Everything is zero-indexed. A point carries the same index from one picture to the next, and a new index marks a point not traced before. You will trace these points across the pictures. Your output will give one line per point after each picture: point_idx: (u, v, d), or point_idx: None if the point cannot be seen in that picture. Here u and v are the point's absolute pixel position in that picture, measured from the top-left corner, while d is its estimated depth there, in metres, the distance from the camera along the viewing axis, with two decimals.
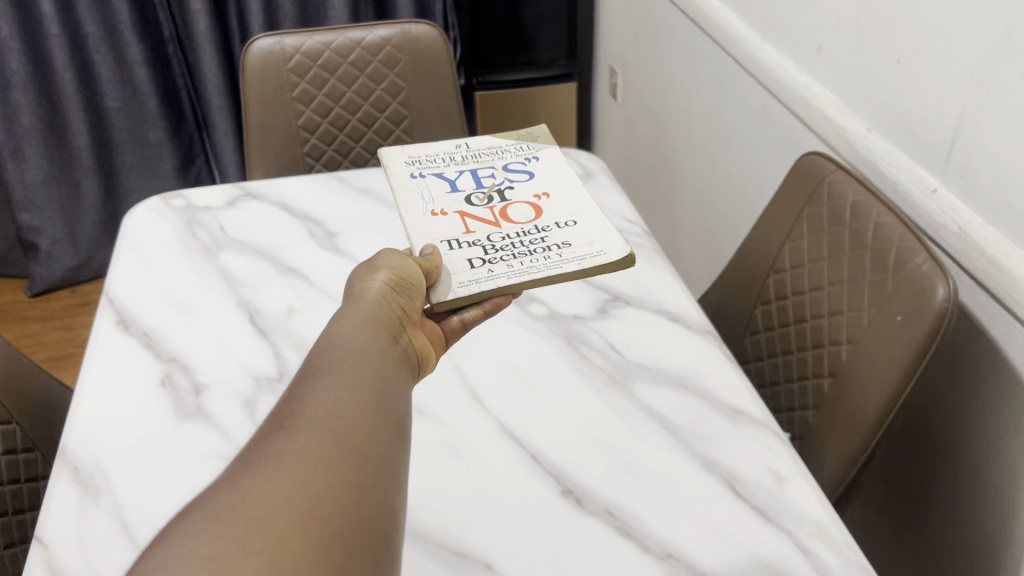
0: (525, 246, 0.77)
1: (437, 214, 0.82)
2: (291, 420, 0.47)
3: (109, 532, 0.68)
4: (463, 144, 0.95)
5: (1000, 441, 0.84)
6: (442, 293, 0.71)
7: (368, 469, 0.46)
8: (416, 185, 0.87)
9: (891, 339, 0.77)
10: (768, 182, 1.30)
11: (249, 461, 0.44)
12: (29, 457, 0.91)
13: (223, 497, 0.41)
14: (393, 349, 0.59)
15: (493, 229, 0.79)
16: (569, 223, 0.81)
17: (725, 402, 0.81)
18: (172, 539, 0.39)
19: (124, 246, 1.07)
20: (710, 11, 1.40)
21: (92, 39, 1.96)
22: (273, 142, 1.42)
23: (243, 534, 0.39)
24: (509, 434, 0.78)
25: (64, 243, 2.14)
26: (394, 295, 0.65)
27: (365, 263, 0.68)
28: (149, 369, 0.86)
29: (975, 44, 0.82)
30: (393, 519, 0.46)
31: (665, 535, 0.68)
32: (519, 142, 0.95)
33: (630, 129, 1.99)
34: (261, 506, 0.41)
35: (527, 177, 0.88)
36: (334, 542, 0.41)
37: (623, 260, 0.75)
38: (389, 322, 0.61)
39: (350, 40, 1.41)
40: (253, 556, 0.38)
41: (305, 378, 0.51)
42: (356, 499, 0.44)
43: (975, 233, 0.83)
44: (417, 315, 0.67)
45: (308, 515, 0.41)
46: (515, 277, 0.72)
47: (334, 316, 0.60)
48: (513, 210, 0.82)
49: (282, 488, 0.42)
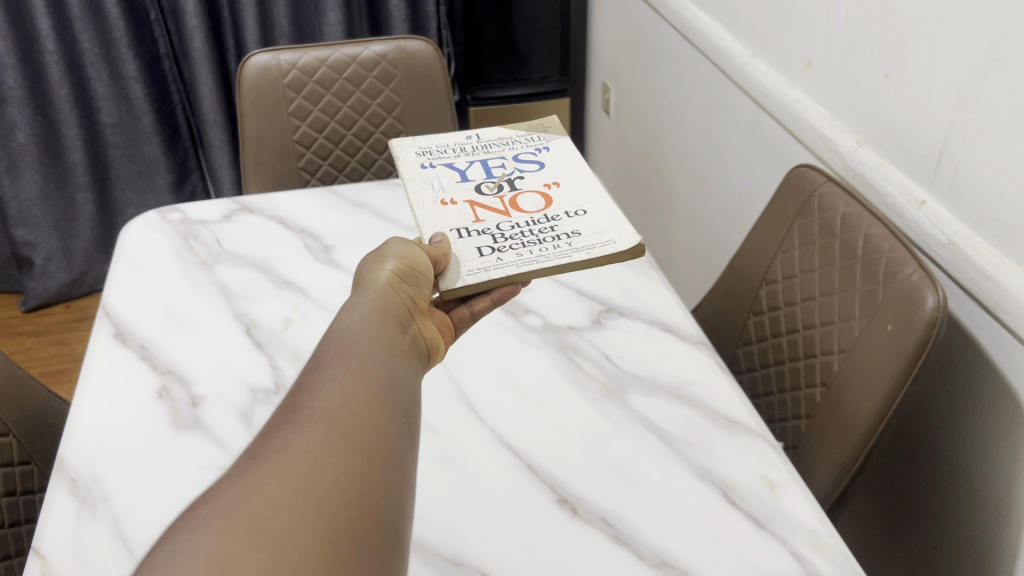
0: (535, 235, 0.78)
1: (447, 204, 0.83)
2: (297, 413, 0.48)
3: (106, 542, 0.68)
4: (474, 135, 0.96)
5: (990, 449, 0.85)
6: (451, 281, 0.72)
7: (376, 460, 0.46)
8: (426, 175, 0.87)
9: (883, 348, 0.77)
10: (758, 196, 1.31)
11: (257, 456, 0.45)
12: (24, 469, 0.91)
13: (231, 492, 0.42)
14: (401, 340, 0.59)
15: (502, 218, 0.81)
16: (579, 212, 0.82)
17: (718, 411, 0.82)
18: (180, 536, 0.40)
19: (121, 259, 1.07)
20: (701, 27, 1.41)
21: (89, 56, 1.97)
22: (269, 157, 1.43)
23: (249, 530, 0.40)
24: (504, 443, 0.78)
25: (58, 259, 2.14)
26: (402, 286, 0.66)
27: (374, 253, 0.69)
28: (146, 381, 0.86)
29: (961, 58, 0.84)
30: (403, 510, 0.46)
31: (660, 543, 0.68)
32: (529, 133, 0.96)
33: (622, 143, 2.01)
34: (267, 501, 0.41)
35: (537, 167, 0.89)
36: (342, 534, 0.41)
37: (633, 249, 0.76)
38: (396, 313, 0.62)
39: (346, 56, 1.42)
40: (259, 550, 0.39)
41: (313, 370, 0.52)
42: (364, 491, 0.44)
43: (962, 243, 0.85)
44: (424, 304, 0.68)
45: (314, 509, 0.42)
46: (524, 266, 0.73)
47: (342, 307, 0.60)
48: (524, 199, 0.83)
49: (288, 482, 0.43)
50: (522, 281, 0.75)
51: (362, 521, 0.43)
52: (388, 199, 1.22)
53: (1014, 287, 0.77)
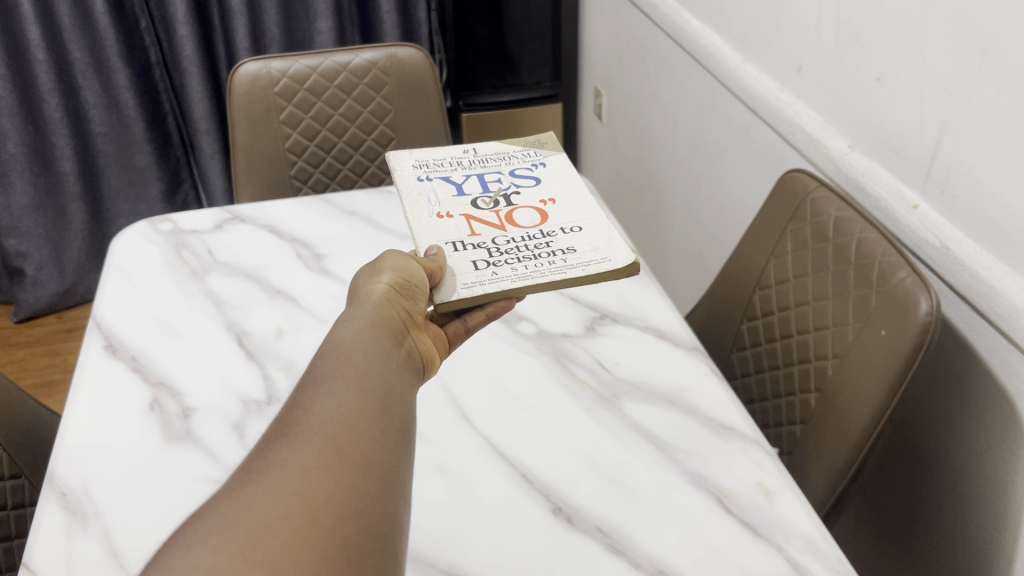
0: (530, 250, 0.78)
1: (443, 217, 0.82)
2: (292, 427, 0.47)
3: (97, 557, 0.68)
4: (470, 149, 0.96)
5: (983, 451, 0.85)
6: (446, 294, 0.72)
7: (372, 475, 0.46)
8: (422, 188, 0.87)
9: (876, 354, 0.77)
10: (750, 200, 1.31)
11: (253, 471, 0.44)
12: (15, 483, 0.91)
13: (227, 507, 0.41)
14: (397, 353, 0.59)
15: (498, 233, 0.80)
16: (575, 229, 0.81)
17: (712, 418, 0.82)
18: (176, 552, 0.39)
19: (111, 269, 1.07)
20: (692, 32, 1.41)
21: (79, 65, 1.96)
22: (260, 166, 1.42)
23: (245, 546, 0.39)
24: (498, 453, 0.78)
25: (50, 268, 2.13)
26: (398, 299, 0.66)
27: (369, 266, 0.69)
28: (137, 393, 0.86)
29: (951, 61, 0.84)
30: (399, 526, 0.46)
31: (655, 551, 0.68)
32: (526, 149, 0.96)
33: (615, 149, 2.01)
34: (262, 517, 0.41)
35: (533, 183, 0.89)
36: (338, 552, 0.41)
37: (628, 267, 0.75)
38: (392, 326, 0.61)
39: (336, 64, 1.42)
40: (256, 566, 0.38)
41: (308, 384, 0.52)
42: (360, 506, 0.44)
43: (955, 246, 0.85)
44: (420, 316, 0.68)
45: (309, 525, 0.41)
46: (519, 281, 0.73)
47: (338, 319, 0.60)
48: (519, 215, 0.83)
49: (284, 497, 0.42)
50: (517, 296, 0.74)
51: (360, 538, 0.42)
52: (380, 207, 1.22)
53: (1007, 291, 0.77)
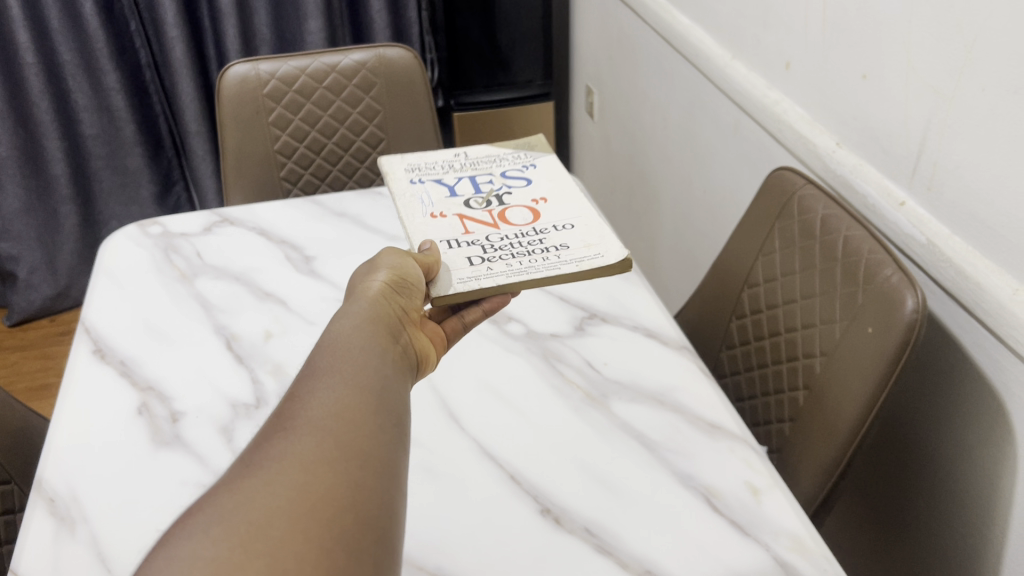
0: (524, 247, 0.78)
1: (437, 217, 0.82)
2: (291, 422, 0.47)
3: (84, 563, 0.68)
4: (461, 151, 0.96)
5: (970, 447, 0.86)
6: (441, 289, 0.72)
7: (368, 467, 0.46)
8: (416, 190, 0.87)
9: (863, 352, 0.77)
10: (740, 197, 1.31)
11: (252, 464, 0.44)
12: (4, 489, 0.91)
13: (225, 499, 0.41)
14: (393, 349, 0.59)
15: (492, 230, 0.80)
16: (568, 226, 0.81)
17: (701, 417, 0.82)
18: (175, 542, 0.39)
19: (100, 274, 1.07)
20: (681, 29, 1.42)
21: (69, 67, 1.96)
22: (249, 167, 1.42)
23: (246, 537, 0.39)
24: (487, 454, 0.78)
25: (42, 272, 2.12)
26: (394, 296, 0.65)
27: (366, 263, 0.69)
28: (125, 397, 0.85)
29: (935, 58, 0.84)
30: (396, 518, 0.45)
31: (643, 551, 0.68)
32: (517, 150, 0.96)
33: (606, 147, 2.00)
34: (261, 508, 0.41)
35: (525, 183, 0.89)
36: (336, 543, 0.41)
37: (621, 264, 0.76)
38: (389, 322, 0.61)
39: (325, 65, 1.42)
40: (254, 558, 0.38)
41: (305, 379, 0.51)
42: (358, 499, 0.44)
43: (942, 242, 0.85)
44: (417, 314, 0.68)
45: (308, 515, 0.41)
46: (514, 277, 0.73)
47: (335, 316, 0.60)
48: (512, 213, 0.83)
49: (283, 490, 0.42)
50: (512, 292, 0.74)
51: (357, 530, 0.43)
52: (370, 208, 1.21)
53: (992, 287, 0.78)
